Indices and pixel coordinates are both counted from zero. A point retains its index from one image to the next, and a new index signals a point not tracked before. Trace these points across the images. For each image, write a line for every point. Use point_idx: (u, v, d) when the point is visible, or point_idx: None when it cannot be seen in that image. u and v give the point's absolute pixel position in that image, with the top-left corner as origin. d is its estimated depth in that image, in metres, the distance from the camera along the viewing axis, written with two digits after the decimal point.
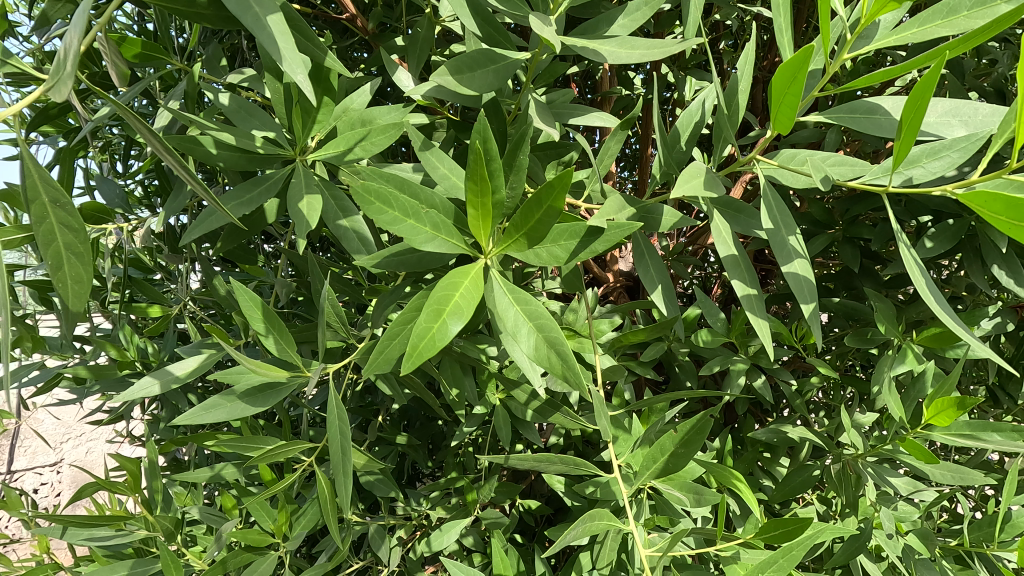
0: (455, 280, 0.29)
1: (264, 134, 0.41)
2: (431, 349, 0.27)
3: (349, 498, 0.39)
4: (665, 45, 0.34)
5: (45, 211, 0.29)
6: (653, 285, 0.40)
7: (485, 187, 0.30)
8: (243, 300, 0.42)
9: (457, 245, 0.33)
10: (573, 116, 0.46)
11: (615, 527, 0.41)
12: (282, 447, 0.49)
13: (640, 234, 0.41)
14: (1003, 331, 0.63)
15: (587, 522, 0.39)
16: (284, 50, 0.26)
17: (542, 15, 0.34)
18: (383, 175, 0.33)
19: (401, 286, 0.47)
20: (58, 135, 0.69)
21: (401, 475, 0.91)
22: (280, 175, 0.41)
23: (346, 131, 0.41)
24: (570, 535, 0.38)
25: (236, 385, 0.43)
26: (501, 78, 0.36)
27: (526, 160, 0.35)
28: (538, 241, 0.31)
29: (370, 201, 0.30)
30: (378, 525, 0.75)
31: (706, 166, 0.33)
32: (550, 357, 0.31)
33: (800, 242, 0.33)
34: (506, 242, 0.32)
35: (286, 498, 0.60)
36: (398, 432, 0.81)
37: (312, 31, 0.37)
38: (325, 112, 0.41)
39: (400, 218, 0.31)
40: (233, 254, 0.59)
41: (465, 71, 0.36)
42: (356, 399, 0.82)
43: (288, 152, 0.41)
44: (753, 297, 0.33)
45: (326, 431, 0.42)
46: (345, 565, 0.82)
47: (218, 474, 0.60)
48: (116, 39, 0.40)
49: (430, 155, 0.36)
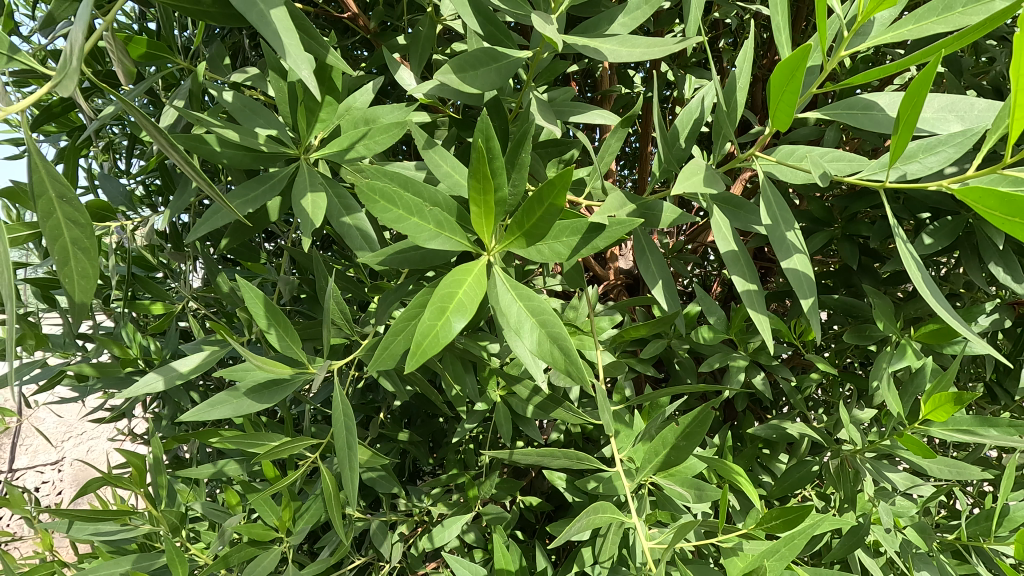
0: (458, 277, 0.29)
1: (268, 132, 0.41)
2: (436, 346, 0.26)
3: (353, 492, 0.40)
4: (665, 44, 0.35)
5: (51, 207, 0.29)
6: (653, 281, 0.41)
7: (486, 185, 0.31)
8: (248, 297, 0.42)
9: (460, 242, 0.33)
10: (573, 114, 0.46)
11: (618, 520, 0.42)
12: (284, 443, 0.49)
13: (640, 230, 0.42)
14: (1001, 327, 0.64)
15: (589, 515, 0.39)
16: (289, 47, 0.27)
17: (544, 14, 0.35)
18: (387, 173, 0.33)
19: (403, 283, 0.47)
20: (60, 133, 0.70)
21: (402, 472, 0.92)
22: (283, 173, 0.42)
23: (350, 129, 0.42)
24: (575, 528, 0.38)
25: (240, 381, 0.43)
26: (502, 77, 0.37)
27: (527, 158, 0.35)
28: (540, 238, 0.32)
29: (374, 200, 0.31)
30: (379, 521, 0.76)
31: (705, 162, 0.33)
32: (552, 352, 0.31)
33: (798, 237, 0.33)
34: (508, 240, 0.32)
35: (289, 493, 0.60)
36: (400, 429, 0.81)
37: (315, 30, 0.37)
38: (327, 111, 0.41)
39: (403, 216, 0.31)
40: (236, 252, 0.59)
41: (468, 70, 0.36)
42: (357, 396, 0.83)
43: (291, 150, 0.41)
44: (753, 293, 0.34)
45: (330, 427, 0.42)
46: (347, 561, 0.82)
47: (221, 470, 0.61)
48: (120, 37, 0.40)
49: (433, 153, 0.37)
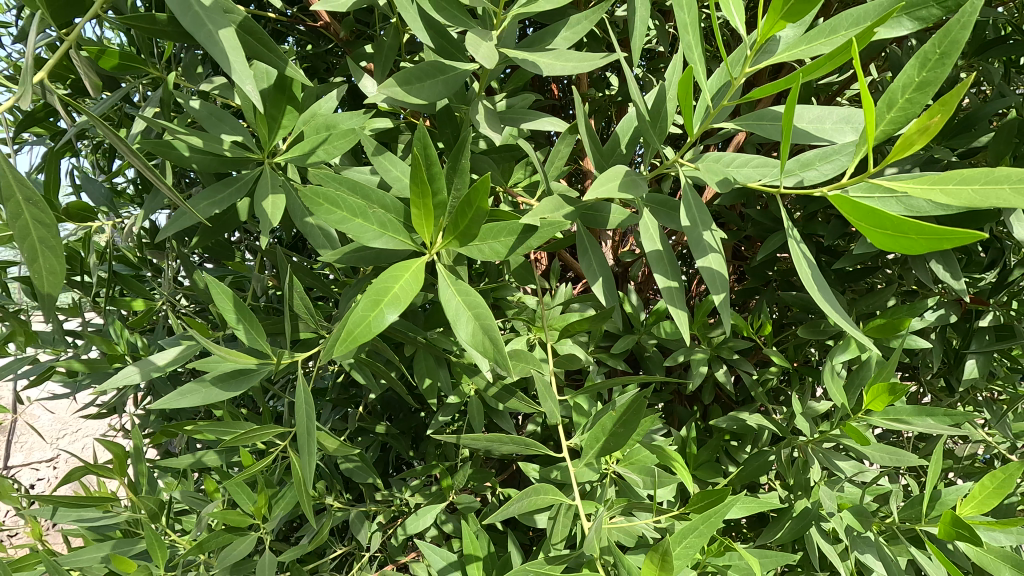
0: (395, 273, 0.32)
1: (233, 137, 0.44)
2: (365, 335, 0.30)
3: (313, 475, 0.43)
4: (593, 59, 0.38)
5: (19, 209, 0.32)
6: (594, 278, 0.43)
7: (424, 188, 0.33)
8: (216, 292, 0.45)
9: (403, 241, 0.36)
10: (525, 121, 0.49)
11: (560, 500, 0.45)
12: (254, 431, 0.52)
13: (583, 229, 0.45)
14: (947, 322, 0.67)
15: (531, 495, 0.44)
16: (234, 65, 0.30)
17: (484, 31, 0.38)
18: (338, 179, 0.37)
19: (367, 280, 0.50)
20: (47, 136, 0.72)
21: (383, 465, 0.95)
22: (249, 177, 0.44)
23: (312, 135, 0.44)
24: (512, 507, 0.42)
25: (209, 371, 0.46)
26: (449, 88, 0.40)
27: (467, 163, 0.37)
28: (474, 238, 0.35)
29: (319, 203, 0.34)
30: (358, 510, 0.79)
31: (628, 168, 0.36)
32: (483, 341, 0.34)
33: (715, 237, 0.36)
34: (446, 240, 0.35)
35: (266, 482, 0.63)
36: (378, 421, 0.84)
37: (272, 42, 0.39)
38: (289, 118, 0.43)
39: (347, 217, 0.34)
40: (215, 251, 0.62)
41: (414, 82, 0.39)
42: (338, 389, 0.86)
43: (255, 154, 0.44)
44: (675, 289, 0.36)
45: (294, 414, 0.45)
46: (328, 550, 0.85)
47: (200, 460, 0.64)
48: (93, 50, 0.43)
49: (382, 160, 0.40)
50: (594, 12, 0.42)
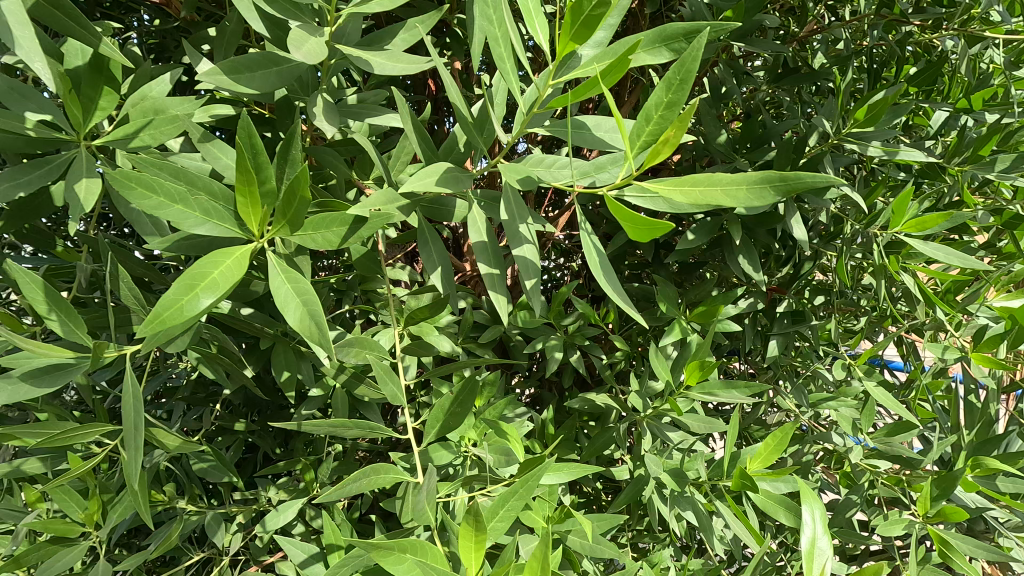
0: (214, 259, 0.33)
1: (40, 116, 0.40)
2: (175, 318, 0.30)
3: (138, 472, 0.41)
4: (420, 62, 0.41)
5: None
6: (433, 267, 0.46)
7: (249, 177, 0.34)
8: (23, 283, 0.42)
9: (229, 228, 0.36)
10: (372, 117, 0.50)
11: (402, 480, 0.48)
12: (77, 430, 0.49)
13: (426, 222, 0.47)
14: (757, 309, 0.78)
15: (371, 474, 0.45)
16: (23, 40, 0.29)
17: (314, 26, 0.39)
18: (155, 163, 0.36)
19: None
20: None
21: (248, 466, 0.91)
22: (62, 160, 0.42)
23: (137, 118, 0.43)
24: (349, 487, 0.44)
25: (18, 368, 0.43)
26: (283, 80, 0.40)
27: (298, 155, 0.39)
28: (300, 227, 0.36)
29: (131, 187, 0.33)
30: (214, 512, 0.76)
31: (451, 164, 0.38)
32: (309, 326, 0.35)
33: (530, 230, 0.40)
34: (274, 228, 0.36)
35: (100, 487, 0.59)
36: (238, 419, 0.81)
37: (85, 18, 0.37)
38: (108, 99, 0.41)
39: (165, 202, 0.34)
40: (32, 239, 0.57)
41: (243, 71, 0.39)
42: (193, 387, 0.81)
43: (69, 137, 0.41)
44: (496, 277, 0.40)
45: (119, 409, 0.43)
46: (183, 557, 0.81)
47: (18, 468, 0.58)
48: None
49: (211, 146, 0.41)
50: (430, 17, 0.44)
